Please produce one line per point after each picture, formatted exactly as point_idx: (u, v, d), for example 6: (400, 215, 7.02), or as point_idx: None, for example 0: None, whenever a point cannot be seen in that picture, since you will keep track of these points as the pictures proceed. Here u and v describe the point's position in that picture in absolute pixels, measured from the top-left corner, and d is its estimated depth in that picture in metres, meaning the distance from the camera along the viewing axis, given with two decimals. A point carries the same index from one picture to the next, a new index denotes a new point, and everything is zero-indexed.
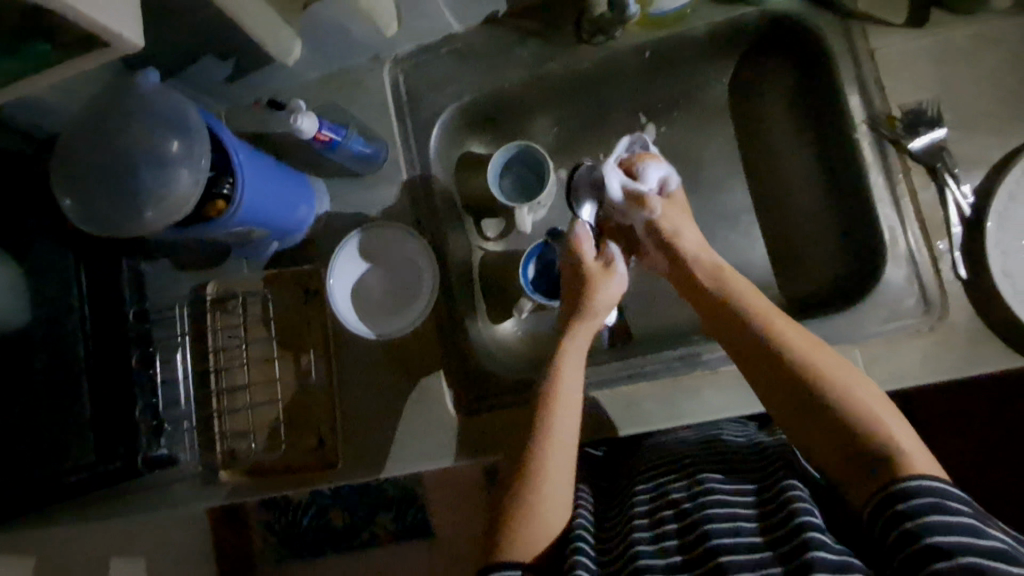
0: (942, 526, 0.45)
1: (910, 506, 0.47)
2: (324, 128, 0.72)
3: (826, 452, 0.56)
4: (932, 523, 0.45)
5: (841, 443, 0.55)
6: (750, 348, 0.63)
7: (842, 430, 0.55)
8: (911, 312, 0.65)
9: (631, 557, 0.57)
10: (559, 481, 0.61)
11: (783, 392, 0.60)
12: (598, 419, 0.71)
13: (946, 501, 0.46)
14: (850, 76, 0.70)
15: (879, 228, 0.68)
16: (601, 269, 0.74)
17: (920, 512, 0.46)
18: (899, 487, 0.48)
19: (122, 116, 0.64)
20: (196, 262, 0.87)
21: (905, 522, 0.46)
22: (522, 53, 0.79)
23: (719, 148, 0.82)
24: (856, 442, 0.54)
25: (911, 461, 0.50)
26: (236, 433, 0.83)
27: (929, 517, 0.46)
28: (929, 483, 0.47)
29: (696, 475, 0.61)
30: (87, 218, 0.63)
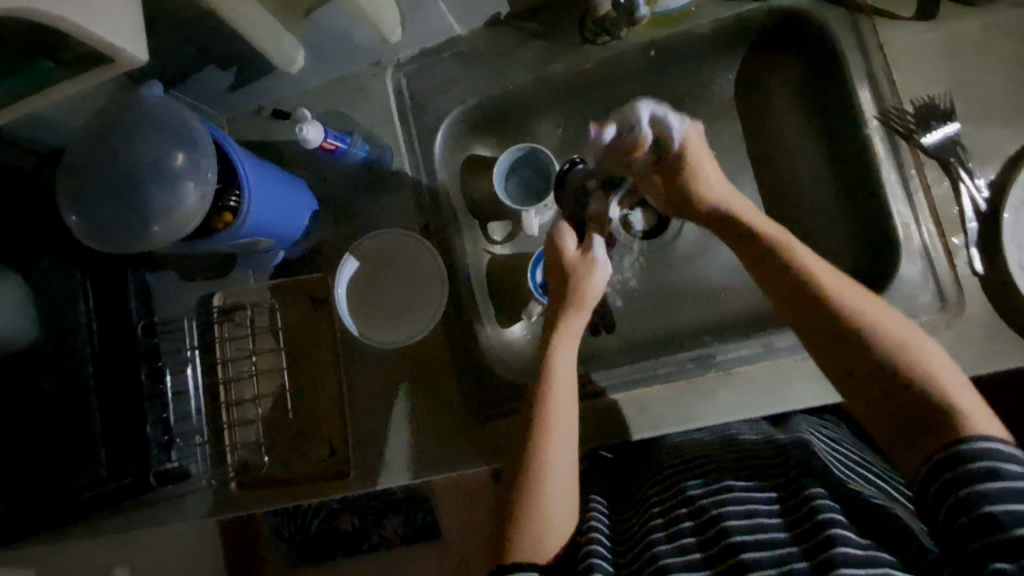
0: (997, 491, 0.43)
1: (965, 472, 0.44)
2: (330, 136, 0.71)
3: (873, 410, 0.52)
4: (988, 490, 0.43)
5: (889, 399, 0.51)
6: (796, 301, 0.59)
7: (891, 384, 0.51)
8: (927, 308, 0.65)
9: (651, 559, 0.56)
10: (563, 480, 0.61)
11: (830, 346, 0.55)
12: (612, 424, 0.71)
13: (1007, 463, 0.44)
14: (860, 70, 0.70)
15: (892, 223, 0.68)
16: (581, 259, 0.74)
17: (979, 478, 0.44)
18: (956, 449, 0.45)
19: (126, 129, 0.64)
20: (201, 274, 0.87)
21: (958, 491, 0.44)
22: (526, 55, 0.79)
23: (727, 146, 0.81)
24: (910, 396, 0.50)
25: (971, 422, 0.46)
26: (248, 445, 0.82)
27: (982, 484, 0.43)
28: (991, 445, 0.45)
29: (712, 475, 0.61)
30: (92, 233, 0.63)
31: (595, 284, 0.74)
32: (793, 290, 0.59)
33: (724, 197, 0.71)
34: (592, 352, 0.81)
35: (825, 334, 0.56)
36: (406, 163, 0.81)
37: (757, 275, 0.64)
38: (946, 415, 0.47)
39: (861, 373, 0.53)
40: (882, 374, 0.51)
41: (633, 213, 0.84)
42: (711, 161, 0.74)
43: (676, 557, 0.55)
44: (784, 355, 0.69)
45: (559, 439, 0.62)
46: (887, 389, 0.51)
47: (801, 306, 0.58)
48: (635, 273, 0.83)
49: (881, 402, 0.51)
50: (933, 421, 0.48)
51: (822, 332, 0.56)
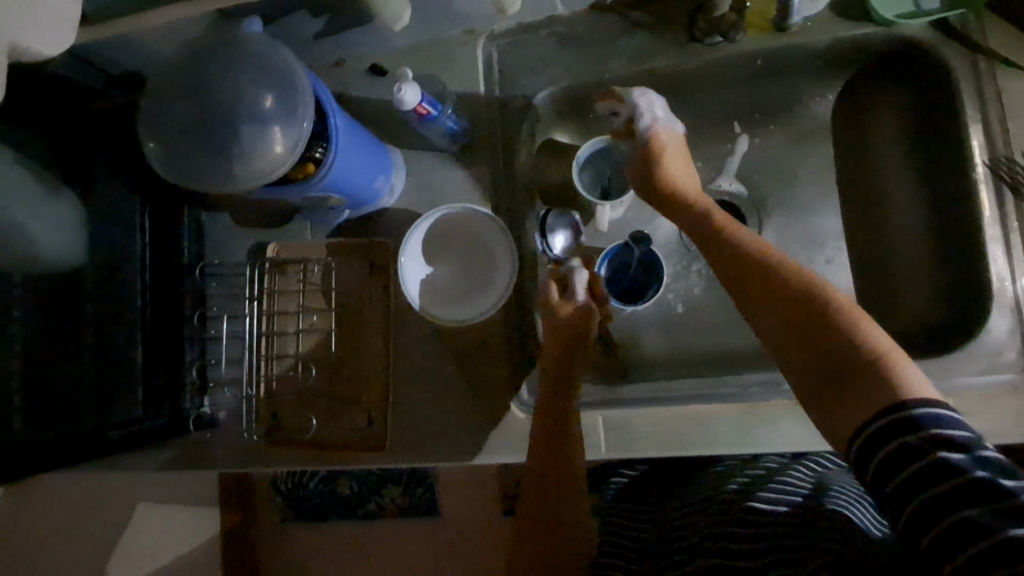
0: (927, 466, 0.41)
1: (894, 447, 0.43)
2: (425, 101, 0.68)
3: (818, 383, 0.52)
4: (915, 469, 0.41)
5: (832, 368, 0.51)
6: (751, 288, 0.60)
7: (833, 351, 0.52)
8: (1010, 367, 0.63)
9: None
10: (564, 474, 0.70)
11: (782, 331, 0.56)
12: (672, 438, 0.69)
13: (942, 427, 0.42)
14: (974, 114, 0.67)
15: (986, 275, 0.66)
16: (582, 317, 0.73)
17: (917, 452, 0.42)
18: (896, 414, 0.44)
19: (222, 62, 0.61)
20: (257, 220, 0.82)
21: (893, 476, 0.42)
22: (627, 44, 0.75)
23: (814, 170, 0.78)
24: (846, 360, 0.50)
25: (911, 384, 0.45)
26: (281, 403, 0.80)
27: (911, 467, 0.42)
28: (927, 410, 0.43)
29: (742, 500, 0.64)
30: (169, 163, 0.61)
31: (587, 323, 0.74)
32: (741, 270, 0.62)
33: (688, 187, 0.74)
34: (644, 360, 0.80)
35: (778, 322, 0.57)
36: (485, 140, 0.78)
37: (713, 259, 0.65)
38: (885, 379, 0.47)
39: (816, 356, 0.53)
40: (832, 351, 0.52)
41: None
42: (679, 155, 0.77)
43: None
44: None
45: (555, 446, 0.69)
46: (836, 368, 0.51)
47: (754, 293, 0.60)
48: (700, 288, 0.81)
49: (826, 383, 0.51)
50: (872, 389, 0.47)
51: (770, 308, 0.58)
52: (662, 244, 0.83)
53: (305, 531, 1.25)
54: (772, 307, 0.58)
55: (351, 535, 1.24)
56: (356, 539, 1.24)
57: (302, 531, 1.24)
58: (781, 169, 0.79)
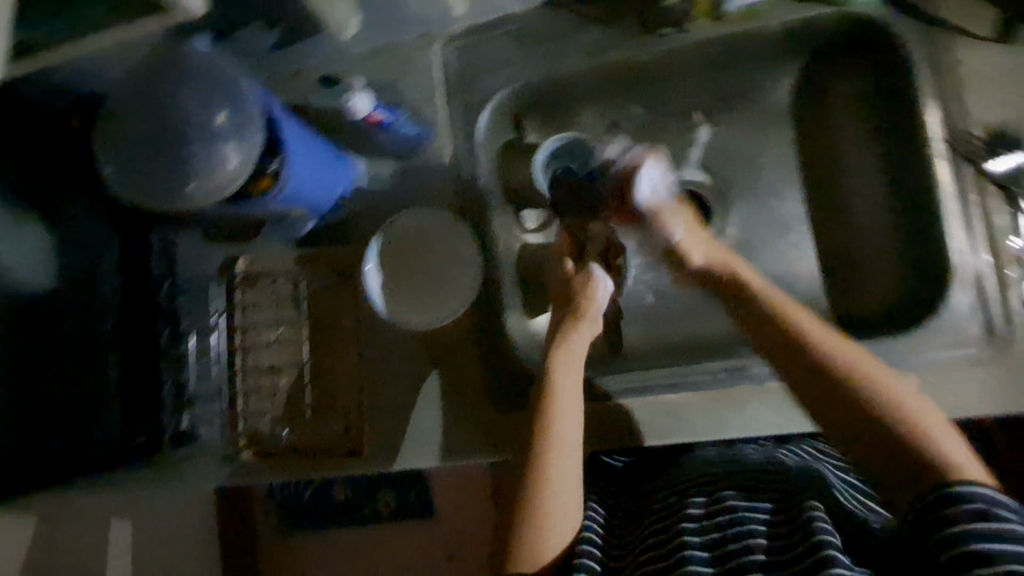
0: (985, 530, 0.44)
1: (956, 511, 0.46)
2: (377, 109, 0.68)
3: (866, 458, 0.54)
4: (974, 529, 0.44)
5: (884, 448, 0.53)
6: (791, 351, 0.60)
7: (879, 432, 0.53)
8: (974, 340, 0.63)
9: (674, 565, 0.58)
10: (567, 500, 0.62)
11: (826, 397, 0.57)
12: (640, 426, 0.70)
13: (992, 503, 0.46)
14: (930, 89, 0.67)
15: (947, 250, 0.66)
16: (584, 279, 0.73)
17: (969, 512, 0.45)
18: (945, 492, 0.47)
19: (171, 85, 0.61)
20: (225, 236, 0.81)
21: (944, 528, 0.46)
22: (581, 40, 0.76)
23: (777, 153, 0.78)
24: (896, 443, 0.52)
25: (960, 468, 0.49)
26: (260, 415, 0.80)
27: (968, 522, 0.45)
28: (982, 489, 0.46)
29: (721, 493, 0.64)
30: (127, 187, 0.62)
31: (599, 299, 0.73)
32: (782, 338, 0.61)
33: (719, 252, 0.72)
34: (619, 352, 0.80)
35: (825, 390, 0.57)
36: (446, 142, 0.79)
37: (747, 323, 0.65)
38: (934, 463, 0.50)
39: (853, 428, 0.55)
40: (881, 421, 0.53)
41: None
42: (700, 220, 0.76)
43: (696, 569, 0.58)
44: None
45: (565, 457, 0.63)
46: (881, 447, 0.53)
47: (788, 364, 0.60)
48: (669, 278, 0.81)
49: (878, 451, 0.53)
50: (924, 467, 0.50)
51: (811, 384, 0.58)
52: None
53: (303, 540, 1.26)
54: (824, 384, 0.58)
55: (350, 542, 1.25)
56: (354, 545, 1.25)
57: (301, 541, 1.25)
58: (745, 156, 0.79)
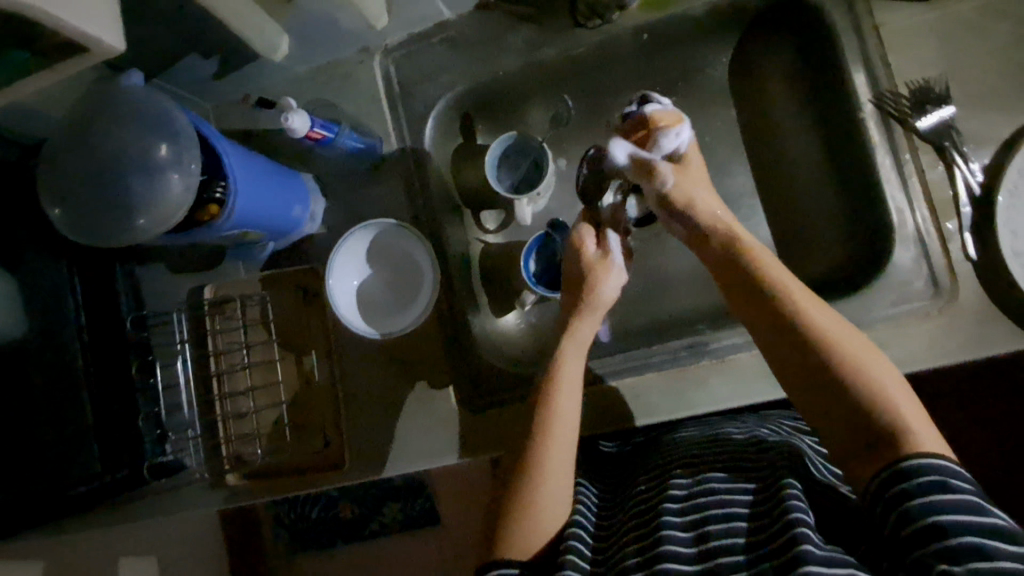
0: (942, 503, 0.46)
1: (913, 484, 0.47)
2: (316, 126, 0.70)
3: (836, 432, 0.54)
4: (932, 502, 0.46)
5: (853, 423, 0.53)
6: (777, 328, 0.60)
7: (852, 406, 0.54)
8: (919, 295, 0.64)
9: (656, 543, 0.59)
10: (557, 492, 0.63)
11: (802, 373, 0.57)
12: (607, 411, 0.71)
13: (948, 475, 0.47)
14: (854, 53, 0.69)
15: (886, 209, 0.67)
16: (601, 262, 0.73)
17: (925, 487, 0.47)
18: (902, 466, 0.48)
19: (108, 121, 0.62)
20: (191, 265, 0.86)
21: (903, 504, 0.47)
22: (515, 39, 0.77)
23: (719, 131, 0.80)
24: (863, 417, 0.53)
25: (921, 443, 0.49)
26: (241, 437, 0.82)
27: (924, 497, 0.46)
28: (934, 462, 0.48)
29: (699, 476, 0.64)
30: (74, 228, 0.62)
31: (607, 292, 0.73)
32: (768, 311, 0.61)
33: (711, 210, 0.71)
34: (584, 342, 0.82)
35: (802, 367, 0.57)
36: (394, 153, 0.80)
37: (737, 298, 0.64)
38: (896, 438, 0.50)
39: (829, 403, 0.55)
40: (848, 400, 0.54)
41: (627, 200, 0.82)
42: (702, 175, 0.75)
43: (678, 544, 0.58)
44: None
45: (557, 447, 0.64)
46: (851, 422, 0.53)
47: (774, 338, 0.60)
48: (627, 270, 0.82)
49: (844, 427, 0.54)
50: (885, 444, 0.51)
51: (794, 358, 0.58)
52: None
53: (312, 560, 1.27)
54: (804, 359, 0.57)
55: (358, 558, 1.26)
56: (365, 560, 1.26)
57: (309, 560, 1.26)
58: None
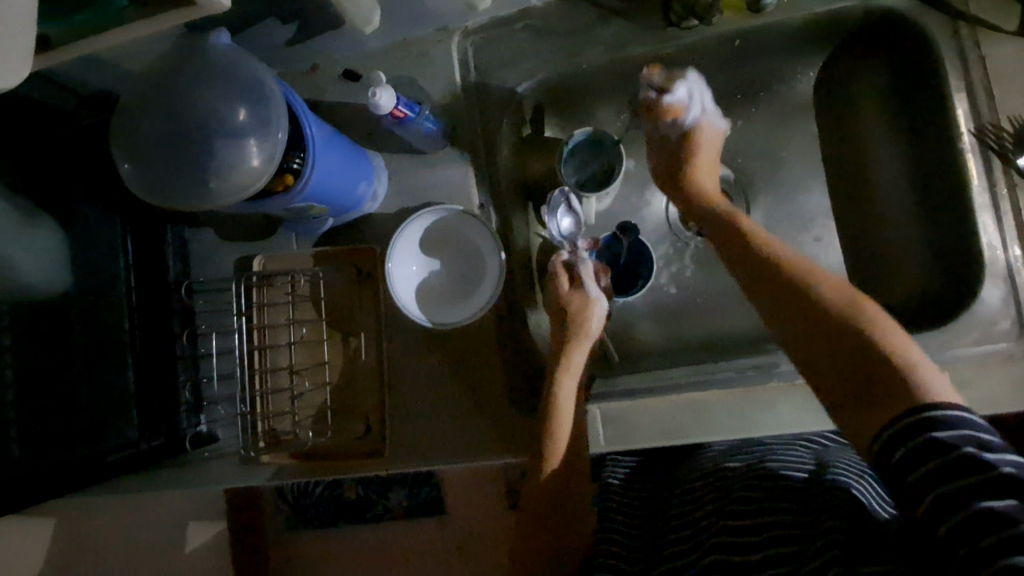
0: (955, 458, 0.42)
1: (926, 439, 0.44)
2: (401, 104, 0.66)
3: (842, 388, 0.54)
4: (946, 461, 0.43)
5: (861, 377, 0.52)
6: (783, 297, 0.61)
7: (859, 359, 0.54)
8: (1005, 335, 0.63)
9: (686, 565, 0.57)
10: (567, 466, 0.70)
11: (809, 331, 0.58)
12: (673, 427, 0.69)
13: (965, 428, 0.44)
14: (957, 82, 0.66)
15: (976, 244, 0.65)
16: (575, 297, 0.75)
17: (939, 448, 0.43)
18: (919, 416, 0.46)
19: (192, 78, 0.60)
20: (241, 234, 0.82)
21: (914, 468, 0.44)
22: (603, 33, 0.74)
23: (797, 149, 0.79)
24: (874, 370, 0.52)
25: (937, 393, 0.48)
26: (279, 414, 0.80)
27: (934, 458, 0.43)
28: (949, 414, 0.45)
29: (746, 480, 0.63)
30: (143, 183, 0.60)
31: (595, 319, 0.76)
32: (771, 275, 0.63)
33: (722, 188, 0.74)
34: (638, 348, 0.81)
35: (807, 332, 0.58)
36: (463, 138, 0.78)
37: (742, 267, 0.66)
38: (909, 386, 0.49)
39: (836, 358, 0.55)
40: (857, 359, 0.54)
41: None
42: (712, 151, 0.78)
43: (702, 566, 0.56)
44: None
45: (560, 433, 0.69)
46: (864, 374, 0.52)
47: (776, 301, 0.62)
48: (683, 277, 0.82)
49: (851, 383, 0.53)
50: (896, 393, 0.49)
51: (799, 318, 0.59)
52: (652, 230, 0.84)
53: (313, 540, 1.25)
54: (810, 319, 0.58)
55: (361, 542, 1.24)
56: (367, 543, 1.25)
57: (311, 539, 1.25)
58: (762, 150, 0.80)
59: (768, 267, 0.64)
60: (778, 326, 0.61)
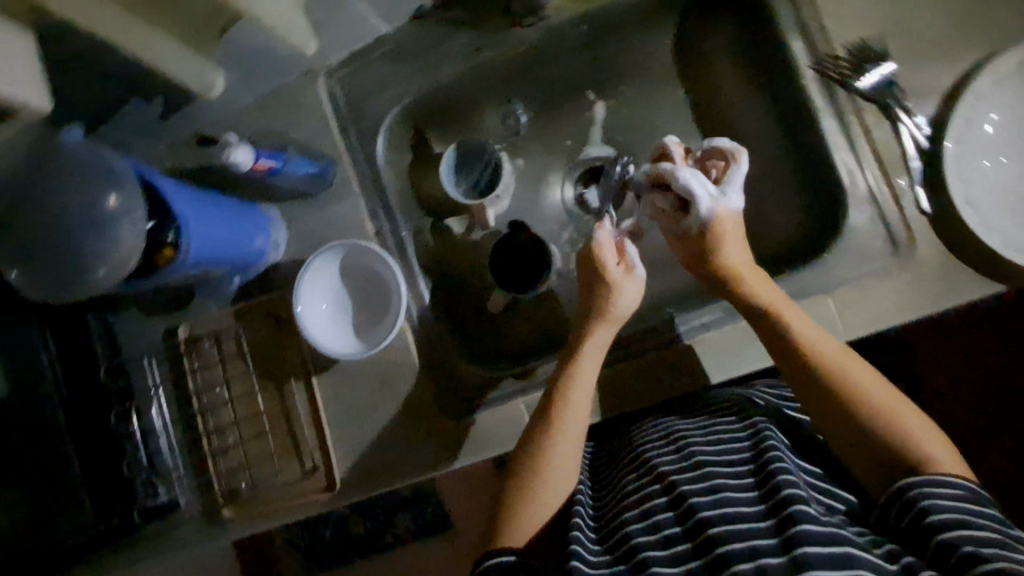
0: (947, 502, 0.51)
1: (929, 483, 0.52)
2: (262, 157, 0.70)
3: (851, 450, 0.58)
4: (941, 500, 0.51)
5: (869, 444, 0.57)
6: (789, 357, 0.62)
7: (862, 425, 0.58)
8: (879, 254, 0.65)
9: (632, 550, 0.58)
10: (557, 494, 0.65)
11: (817, 393, 0.61)
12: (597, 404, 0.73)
13: (957, 490, 0.52)
14: (790, 22, 0.68)
15: (838, 173, 0.67)
16: (624, 274, 0.71)
17: (938, 488, 0.52)
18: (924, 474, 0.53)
19: (52, 178, 0.63)
20: (161, 306, 0.84)
21: (913, 499, 0.52)
22: (455, 44, 0.77)
23: (671, 115, 0.82)
24: (880, 439, 0.57)
25: (936, 463, 0.54)
26: (231, 471, 0.81)
27: (936, 494, 0.51)
28: (950, 478, 0.52)
29: (688, 455, 0.65)
30: (36, 288, 0.63)
31: (623, 303, 0.71)
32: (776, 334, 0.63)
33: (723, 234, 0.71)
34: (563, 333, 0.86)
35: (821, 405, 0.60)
36: (349, 172, 0.80)
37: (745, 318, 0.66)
38: (907, 457, 0.55)
39: (844, 419, 0.59)
40: (866, 432, 0.58)
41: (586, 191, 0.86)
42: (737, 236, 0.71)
43: (654, 549, 0.57)
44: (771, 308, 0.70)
45: (567, 439, 0.65)
46: (869, 442, 0.57)
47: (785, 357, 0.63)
48: None
49: (868, 456, 0.57)
50: (900, 464, 0.55)
51: (802, 375, 0.61)
52: (552, 219, 0.86)
53: None
54: (807, 380, 0.61)
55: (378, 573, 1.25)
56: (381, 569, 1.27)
57: None
58: (638, 124, 0.83)
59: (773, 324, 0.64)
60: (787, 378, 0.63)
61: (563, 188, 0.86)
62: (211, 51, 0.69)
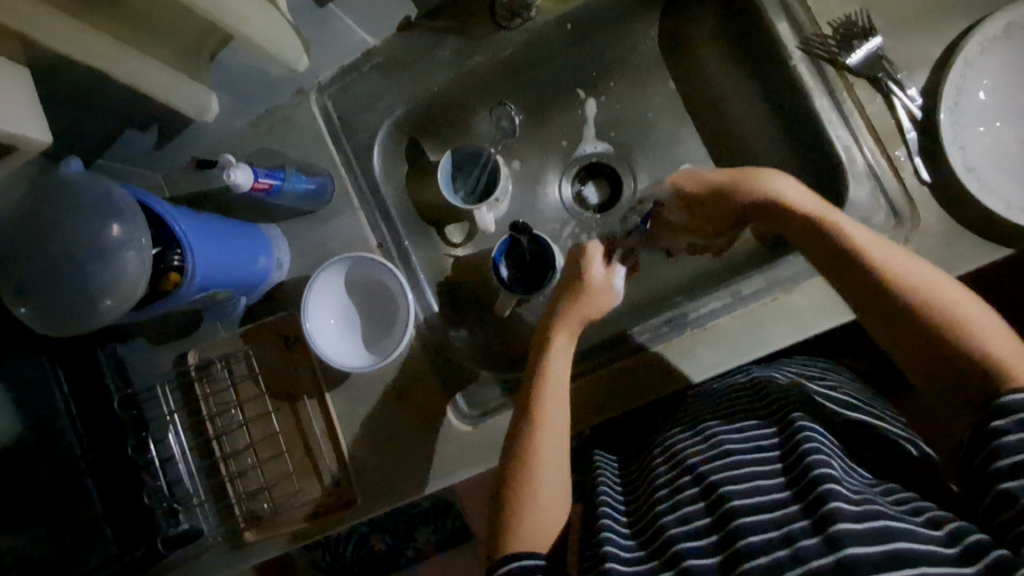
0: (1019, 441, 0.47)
1: (1005, 422, 0.48)
2: (261, 176, 0.71)
3: (924, 371, 0.55)
4: (1010, 441, 0.48)
5: (945, 364, 0.53)
6: (847, 278, 0.59)
7: (934, 339, 0.54)
8: (883, 227, 0.65)
9: (667, 545, 0.56)
10: (552, 494, 0.62)
11: (880, 309, 0.57)
12: (614, 397, 0.72)
13: None
14: (774, 4, 0.69)
15: (835, 149, 0.68)
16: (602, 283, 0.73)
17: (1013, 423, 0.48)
18: (997, 402, 0.49)
19: (56, 212, 0.63)
20: (171, 333, 0.84)
21: (984, 443, 0.49)
22: (443, 52, 0.78)
23: (662, 105, 0.82)
24: (956, 358, 0.53)
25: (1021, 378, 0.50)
26: (251, 494, 0.81)
27: (1008, 436, 0.48)
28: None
29: (716, 443, 0.63)
30: (45, 322, 0.63)
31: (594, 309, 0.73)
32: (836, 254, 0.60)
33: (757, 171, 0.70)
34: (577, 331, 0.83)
35: (895, 332, 0.56)
36: (348, 186, 0.81)
37: (802, 244, 0.63)
38: (989, 372, 0.51)
39: (912, 336, 0.55)
40: (942, 350, 0.53)
41: (584, 188, 0.87)
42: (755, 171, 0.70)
43: (690, 540, 0.55)
44: (788, 287, 0.70)
45: (551, 422, 0.65)
46: (944, 360, 0.53)
47: (841, 278, 0.60)
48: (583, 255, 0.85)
49: (940, 375, 0.54)
50: (977, 382, 0.51)
51: (865, 291, 0.58)
52: (553, 219, 0.86)
53: None
54: (869, 294, 0.58)
55: None
56: None
57: None
58: (633, 117, 0.83)
59: (832, 247, 0.60)
60: (848, 299, 0.60)
61: (561, 187, 0.86)
62: (205, 76, 0.69)
